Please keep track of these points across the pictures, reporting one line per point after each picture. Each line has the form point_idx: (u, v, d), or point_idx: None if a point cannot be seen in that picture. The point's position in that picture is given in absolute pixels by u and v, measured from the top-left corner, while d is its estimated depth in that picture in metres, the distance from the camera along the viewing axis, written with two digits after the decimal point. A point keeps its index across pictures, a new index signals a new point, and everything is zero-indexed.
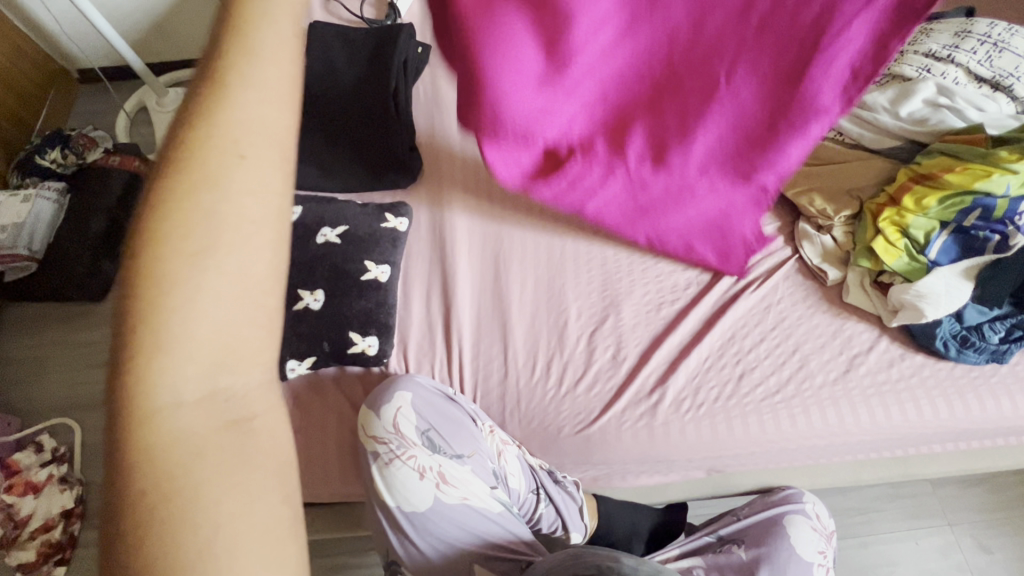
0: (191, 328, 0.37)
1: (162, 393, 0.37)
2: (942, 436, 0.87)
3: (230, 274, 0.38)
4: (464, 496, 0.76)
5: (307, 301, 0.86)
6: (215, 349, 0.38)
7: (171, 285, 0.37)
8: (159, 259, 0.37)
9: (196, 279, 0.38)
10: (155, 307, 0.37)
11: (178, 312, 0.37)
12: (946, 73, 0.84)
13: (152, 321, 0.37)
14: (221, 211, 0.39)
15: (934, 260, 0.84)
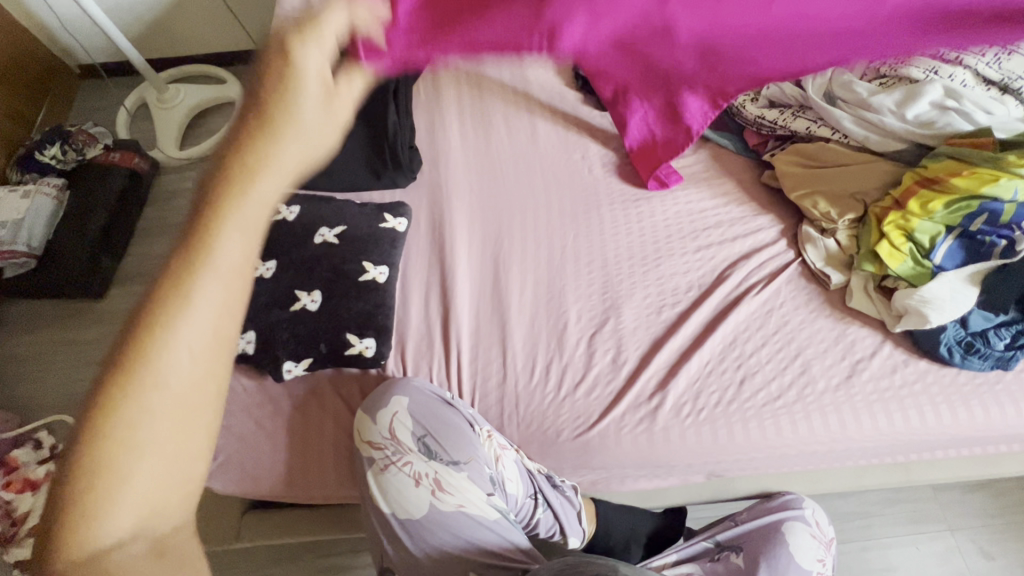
0: (171, 388, 0.39)
1: (127, 474, 0.39)
2: (945, 443, 0.86)
3: (195, 379, 0.40)
4: (459, 504, 0.76)
5: (304, 302, 0.85)
6: (163, 448, 0.39)
7: (136, 443, 0.39)
8: (140, 349, 0.39)
9: (156, 374, 0.39)
10: (134, 403, 0.39)
11: (144, 413, 0.39)
12: (953, 75, 0.83)
13: (128, 394, 0.38)
14: (195, 314, 0.39)
15: (939, 265, 0.83)
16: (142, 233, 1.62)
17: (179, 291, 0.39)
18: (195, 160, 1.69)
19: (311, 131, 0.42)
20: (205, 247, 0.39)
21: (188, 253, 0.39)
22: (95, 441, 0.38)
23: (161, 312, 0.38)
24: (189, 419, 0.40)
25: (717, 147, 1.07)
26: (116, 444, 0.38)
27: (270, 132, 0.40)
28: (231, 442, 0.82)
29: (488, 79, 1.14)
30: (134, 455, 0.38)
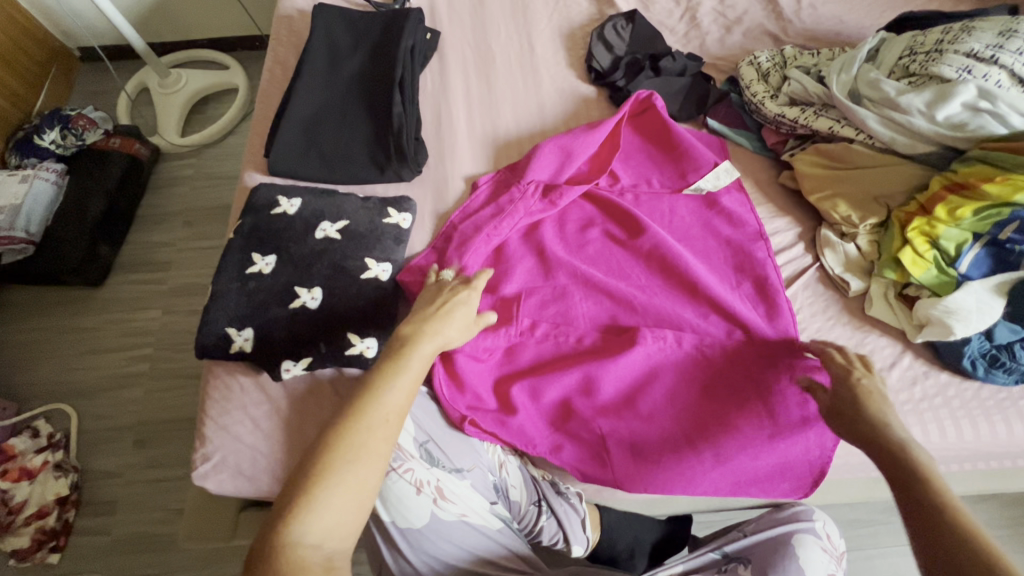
0: (389, 405, 0.60)
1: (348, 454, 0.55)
2: (963, 459, 0.83)
3: (399, 411, 0.60)
4: (461, 513, 0.73)
5: (304, 300, 0.82)
6: (352, 485, 0.54)
7: (361, 429, 0.57)
8: (358, 413, 0.58)
9: (365, 440, 0.56)
10: (370, 407, 0.59)
11: (349, 465, 0.54)
12: (987, 75, 0.78)
13: (369, 398, 0.59)
14: (391, 402, 0.59)
15: (965, 274, 0.80)
16: (142, 220, 1.59)
17: (385, 382, 0.61)
18: (196, 146, 1.66)
19: (462, 321, 0.72)
20: (403, 366, 0.63)
21: (402, 353, 0.65)
22: (318, 474, 0.53)
23: (373, 398, 0.59)
24: (370, 466, 0.56)
25: (732, 145, 1.03)
26: (333, 477, 0.53)
27: (454, 303, 0.73)
28: (226, 443, 0.79)
29: (497, 71, 1.11)
30: (337, 487, 0.53)
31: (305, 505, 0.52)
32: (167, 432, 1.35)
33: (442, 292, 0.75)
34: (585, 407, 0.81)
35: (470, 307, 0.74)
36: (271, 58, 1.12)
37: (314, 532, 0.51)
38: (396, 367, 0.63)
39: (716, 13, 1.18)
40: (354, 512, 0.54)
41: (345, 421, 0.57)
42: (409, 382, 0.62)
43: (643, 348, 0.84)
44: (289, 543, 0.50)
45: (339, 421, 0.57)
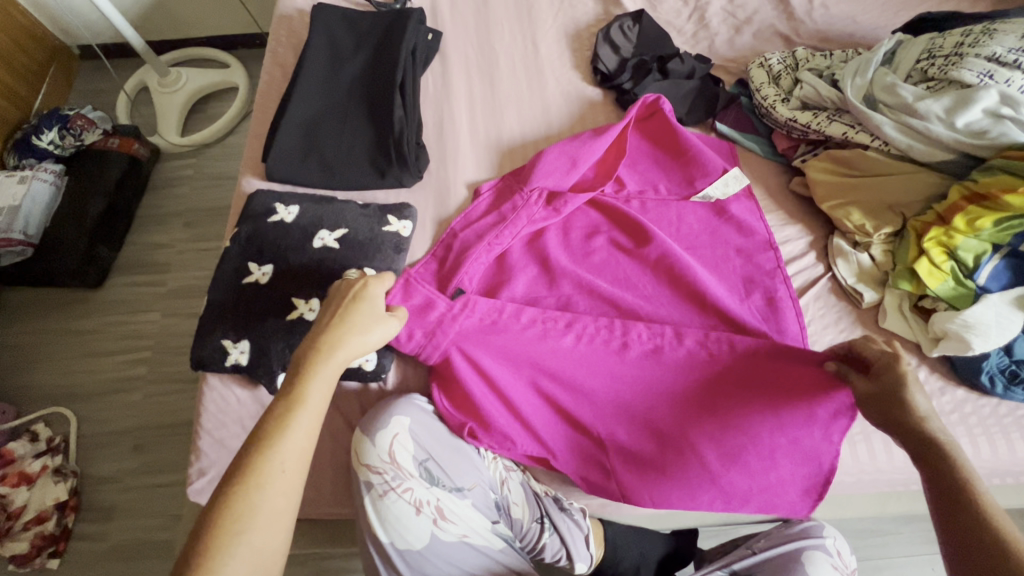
0: (284, 461, 0.54)
1: (241, 529, 0.51)
2: (980, 476, 0.80)
3: (296, 467, 0.54)
4: (462, 534, 0.72)
5: (302, 311, 0.80)
6: (257, 547, 0.51)
7: (255, 499, 0.52)
8: (248, 475, 0.52)
9: (261, 500, 0.52)
10: (258, 471, 0.52)
11: (246, 532, 0.51)
12: (1010, 80, 0.76)
13: (258, 457, 0.53)
14: (292, 450, 0.54)
15: (983, 286, 0.77)
16: (141, 222, 1.58)
17: (277, 433, 0.54)
18: (195, 146, 1.64)
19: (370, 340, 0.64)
20: (298, 407, 0.56)
21: (292, 395, 0.57)
22: (208, 546, 0.49)
23: (266, 451, 0.53)
24: (267, 529, 0.52)
25: (742, 150, 1.01)
26: (224, 549, 0.50)
27: (349, 319, 0.63)
28: (223, 457, 0.78)
29: (501, 73, 1.08)
30: (230, 558, 0.50)
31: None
32: (166, 436, 1.33)
33: (344, 303, 0.65)
34: (587, 418, 0.78)
35: (376, 322, 0.65)
36: (270, 59, 1.10)
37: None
38: (290, 413, 0.56)
39: (726, 13, 1.15)
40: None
41: (233, 483, 0.52)
42: (307, 429, 0.56)
43: (649, 360, 0.82)
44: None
45: (228, 485, 0.52)
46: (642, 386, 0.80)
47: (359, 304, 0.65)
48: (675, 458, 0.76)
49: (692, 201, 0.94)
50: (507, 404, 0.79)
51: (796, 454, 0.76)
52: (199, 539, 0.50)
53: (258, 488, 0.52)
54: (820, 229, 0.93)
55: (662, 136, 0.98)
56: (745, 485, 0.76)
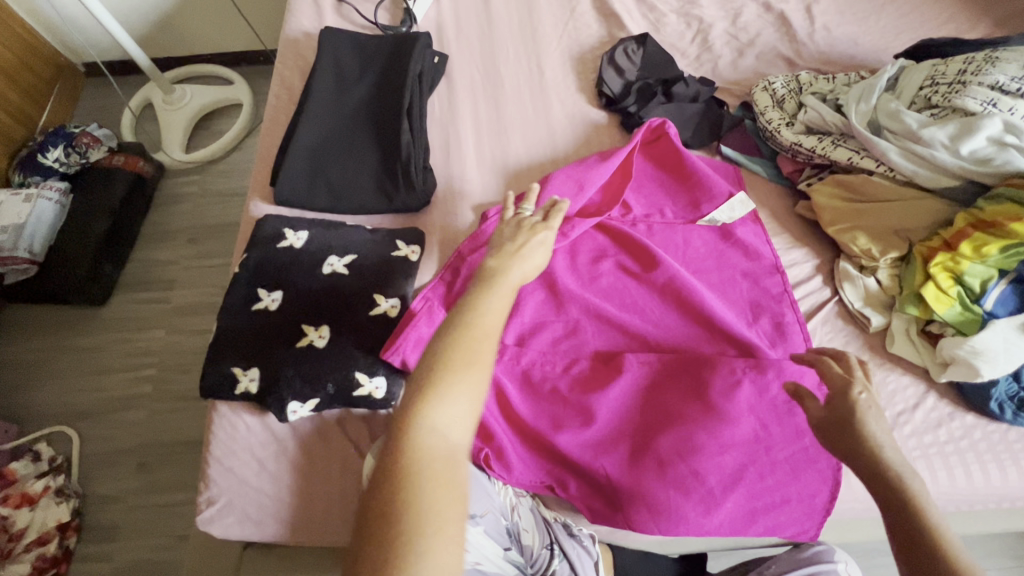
0: (490, 322, 0.60)
1: (460, 364, 0.55)
2: (993, 501, 0.80)
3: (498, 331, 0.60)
4: (476, 561, 0.68)
5: (311, 338, 0.80)
6: (472, 380, 0.55)
7: (471, 342, 0.57)
8: (461, 325, 0.58)
9: (473, 346, 0.57)
10: (471, 322, 0.59)
11: (465, 369, 0.55)
12: (1014, 108, 0.77)
13: (469, 316, 0.59)
14: (490, 319, 0.60)
15: (990, 312, 0.77)
16: (146, 239, 1.58)
17: (482, 302, 0.62)
18: (200, 163, 1.65)
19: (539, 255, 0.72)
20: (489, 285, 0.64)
21: (490, 282, 0.64)
22: (436, 374, 0.54)
23: (473, 312, 0.60)
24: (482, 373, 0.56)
25: (747, 173, 1.01)
26: (445, 381, 0.54)
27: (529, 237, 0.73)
28: (232, 485, 0.78)
29: (506, 96, 1.09)
30: (457, 388, 0.54)
31: (426, 401, 0.52)
32: (169, 456, 1.33)
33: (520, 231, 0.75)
34: (597, 449, 0.77)
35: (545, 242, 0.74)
36: (277, 82, 1.11)
37: (437, 426, 0.52)
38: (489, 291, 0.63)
39: (728, 36, 1.16)
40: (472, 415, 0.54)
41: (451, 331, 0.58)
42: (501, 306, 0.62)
43: (656, 387, 0.81)
44: (416, 432, 0.51)
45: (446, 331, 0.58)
46: (651, 415, 0.80)
47: (529, 231, 0.75)
48: (685, 492, 0.76)
49: (698, 225, 0.94)
50: (517, 434, 0.79)
51: (800, 483, 0.78)
52: (425, 370, 0.55)
53: (471, 337, 0.57)
54: (826, 253, 0.94)
55: (670, 159, 0.98)
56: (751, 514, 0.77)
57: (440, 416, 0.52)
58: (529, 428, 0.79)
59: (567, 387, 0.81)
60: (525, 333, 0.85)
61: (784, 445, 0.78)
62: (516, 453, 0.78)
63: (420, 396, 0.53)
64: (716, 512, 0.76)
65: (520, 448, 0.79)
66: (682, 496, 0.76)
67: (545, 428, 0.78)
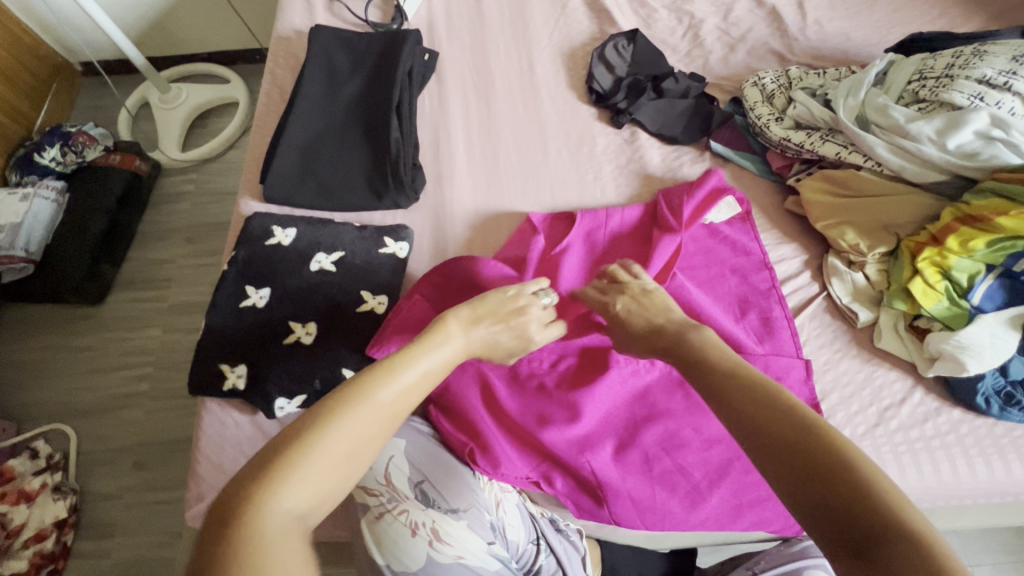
0: (392, 386, 0.54)
1: (340, 428, 0.49)
2: (978, 496, 0.80)
3: (401, 402, 0.54)
4: (458, 555, 0.69)
5: (299, 335, 0.80)
6: (348, 448, 0.49)
7: (364, 401, 0.52)
8: (364, 393, 0.52)
9: (366, 409, 0.51)
10: (373, 384, 0.53)
11: (350, 438, 0.50)
12: (1000, 102, 0.76)
13: (377, 374, 0.54)
14: (399, 383, 0.55)
15: (978, 306, 0.77)
16: (142, 238, 1.59)
17: (398, 362, 0.56)
18: (196, 162, 1.65)
19: (501, 349, 0.67)
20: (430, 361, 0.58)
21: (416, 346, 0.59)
22: (313, 445, 0.48)
23: (394, 386, 0.54)
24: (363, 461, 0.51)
25: (736, 168, 1.01)
26: (317, 455, 0.48)
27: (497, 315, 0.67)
28: (219, 483, 0.78)
29: (496, 93, 1.09)
30: (331, 463, 0.48)
31: (284, 471, 0.46)
32: (166, 453, 1.34)
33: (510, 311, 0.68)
34: (585, 445, 0.77)
35: (522, 337, 0.68)
36: (268, 80, 1.11)
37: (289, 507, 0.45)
38: (414, 353, 0.58)
39: (719, 31, 1.16)
40: (333, 491, 0.49)
41: (359, 403, 0.51)
42: (420, 371, 0.57)
43: (644, 384, 0.81)
44: (259, 506, 0.44)
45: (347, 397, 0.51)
46: (638, 411, 0.80)
47: (525, 313, 0.69)
48: (671, 487, 0.77)
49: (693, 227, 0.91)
50: (504, 432, 0.79)
51: None
52: (298, 429, 0.49)
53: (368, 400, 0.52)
54: (815, 248, 0.93)
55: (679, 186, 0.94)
56: (739, 510, 0.77)
57: (302, 480, 0.46)
58: (516, 424, 0.79)
59: (555, 384, 0.81)
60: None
61: None
62: (504, 450, 0.77)
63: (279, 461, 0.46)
64: (703, 507, 0.76)
65: (507, 444, 0.78)
66: (668, 491, 0.77)
67: (532, 425, 0.78)
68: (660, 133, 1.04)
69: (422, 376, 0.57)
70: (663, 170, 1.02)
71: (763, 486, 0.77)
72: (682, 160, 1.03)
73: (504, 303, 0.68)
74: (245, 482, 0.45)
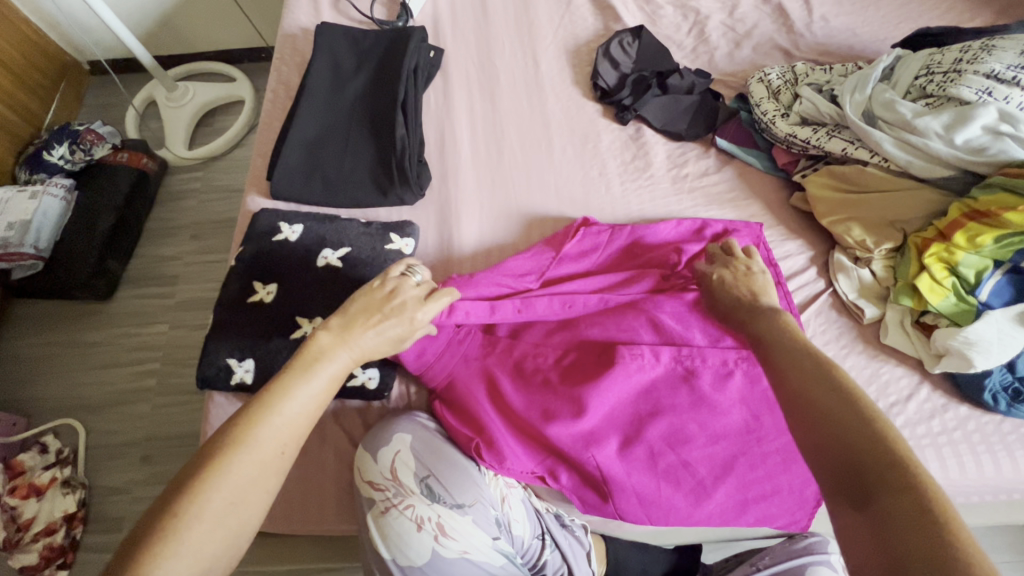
0: (264, 438, 0.54)
1: (210, 493, 0.51)
2: (987, 493, 0.79)
3: (277, 449, 0.55)
4: (463, 550, 0.72)
5: (305, 330, 0.81)
6: (222, 511, 0.51)
7: (232, 461, 0.52)
8: (230, 450, 0.52)
9: (237, 467, 0.52)
10: (242, 440, 0.53)
11: (226, 500, 0.51)
12: (1009, 97, 0.76)
13: (248, 424, 0.54)
14: (279, 427, 0.55)
15: (985, 302, 0.77)
16: (149, 235, 1.60)
17: (271, 403, 0.56)
18: (202, 160, 1.66)
19: (391, 341, 0.64)
20: (306, 388, 0.57)
21: (291, 376, 0.58)
22: (182, 515, 0.50)
23: (266, 428, 0.54)
24: (249, 511, 0.53)
25: (742, 165, 1.02)
26: (188, 523, 0.50)
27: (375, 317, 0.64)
28: None
29: (502, 89, 1.09)
30: (207, 528, 0.50)
31: (158, 549, 0.48)
32: (174, 448, 1.35)
33: (380, 306, 0.65)
34: (588, 441, 0.77)
35: (410, 326, 0.65)
36: (275, 77, 1.12)
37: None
38: (294, 388, 0.57)
39: (725, 27, 1.15)
40: (222, 551, 0.52)
41: (222, 460, 0.52)
42: (299, 407, 0.57)
43: (648, 379, 0.81)
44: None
45: (215, 456, 0.52)
46: (642, 407, 0.80)
47: (401, 305, 0.66)
48: (677, 482, 0.77)
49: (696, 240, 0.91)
50: (508, 428, 0.79)
51: (789, 474, 0.77)
52: (167, 502, 0.50)
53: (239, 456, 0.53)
54: (820, 245, 0.93)
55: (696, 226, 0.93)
56: (744, 506, 0.77)
57: (180, 549, 0.49)
58: (518, 417, 0.79)
59: (558, 378, 0.81)
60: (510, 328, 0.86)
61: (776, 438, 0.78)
62: (508, 445, 0.77)
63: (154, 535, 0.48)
64: (707, 502, 0.76)
65: (511, 439, 0.78)
66: (672, 486, 0.77)
67: (536, 420, 0.78)
68: (665, 129, 1.04)
69: (302, 413, 0.57)
70: (668, 167, 1.02)
71: (767, 483, 0.77)
72: (686, 156, 1.03)
73: (372, 298, 0.66)
74: (124, 555, 0.48)
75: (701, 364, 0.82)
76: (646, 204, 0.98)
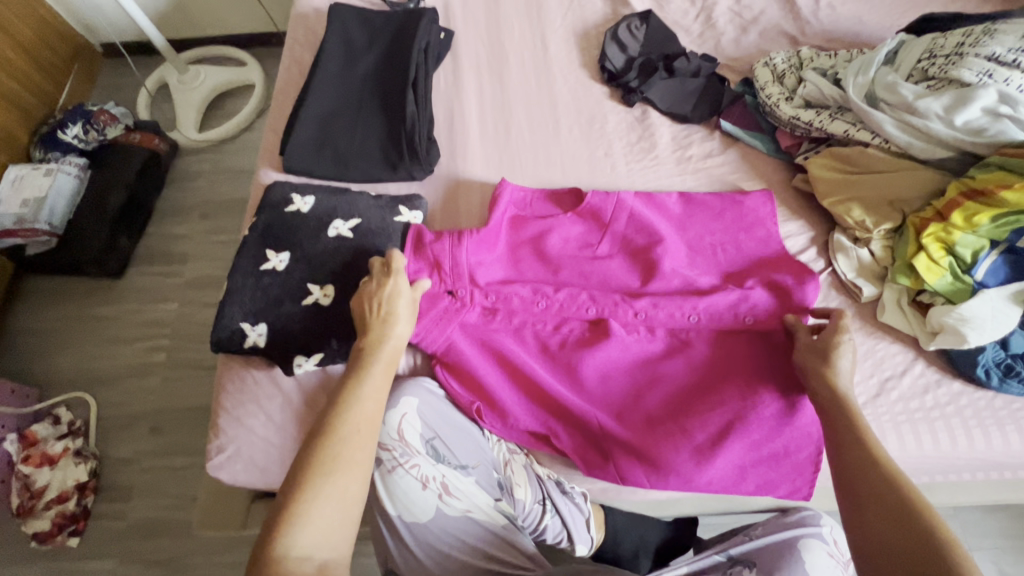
0: (347, 422, 0.60)
1: (315, 478, 0.56)
2: (967, 468, 0.83)
3: (363, 427, 0.61)
4: (466, 509, 0.76)
5: (317, 297, 0.84)
6: (335, 488, 0.56)
7: (326, 447, 0.58)
8: (323, 440, 0.59)
9: (335, 451, 0.58)
10: (330, 431, 0.59)
11: (328, 476, 0.57)
12: (1009, 79, 0.77)
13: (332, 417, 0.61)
14: (360, 411, 0.62)
15: (981, 282, 0.78)
16: (161, 214, 1.62)
17: (347, 398, 0.63)
18: (214, 143, 1.69)
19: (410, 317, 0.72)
20: (364, 379, 0.65)
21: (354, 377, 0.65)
22: (295, 497, 0.55)
23: (346, 412, 0.61)
24: (352, 478, 0.58)
25: (746, 148, 1.03)
26: (307, 503, 0.55)
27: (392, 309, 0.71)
28: (240, 436, 0.81)
29: (510, 71, 1.11)
30: (316, 505, 0.55)
31: (287, 530, 0.53)
32: (183, 421, 1.38)
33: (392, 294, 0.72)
34: (585, 408, 0.80)
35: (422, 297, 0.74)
36: (288, 56, 1.14)
37: (301, 549, 0.53)
38: (358, 384, 0.64)
39: (732, 13, 1.16)
40: (338, 525, 0.56)
41: (315, 447, 0.58)
42: (367, 396, 0.63)
43: (644, 348, 0.84)
44: (281, 553, 0.52)
45: (312, 444, 0.58)
46: (639, 376, 0.83)
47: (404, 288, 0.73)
48: (677, 447, 0.78)
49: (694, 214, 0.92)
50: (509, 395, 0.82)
51: (786, 440, 0.79)
52: (280, 502, 0.55)
53: (333, 440, 0.59)
54: (821, 225, 0.95)
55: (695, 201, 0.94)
56: (740, 472, 0.79)
57: (304, 526, 0.54)
58: (522, 378, 0.82)
59: (560, 346, 0.84)
60: (505, 294, 0.85)
61: (772, 407, 0.80)
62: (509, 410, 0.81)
63: (278, 522, 0.54)
64: (706, 468, 0.77)
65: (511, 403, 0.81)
66: (672, 450, 0.78)
67: (538, 384, 0.81)
68: (671, 111, 1.06)
69: (375, 397, 0.64)
70: (673, 148, 1.04)
71: (763, 451, 0.79)
72: (692, 138, 1.04)
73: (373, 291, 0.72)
74: (263, 545, 0.53)
75: (697, 337, 0.85)
76: (651, 184, 1.00)
